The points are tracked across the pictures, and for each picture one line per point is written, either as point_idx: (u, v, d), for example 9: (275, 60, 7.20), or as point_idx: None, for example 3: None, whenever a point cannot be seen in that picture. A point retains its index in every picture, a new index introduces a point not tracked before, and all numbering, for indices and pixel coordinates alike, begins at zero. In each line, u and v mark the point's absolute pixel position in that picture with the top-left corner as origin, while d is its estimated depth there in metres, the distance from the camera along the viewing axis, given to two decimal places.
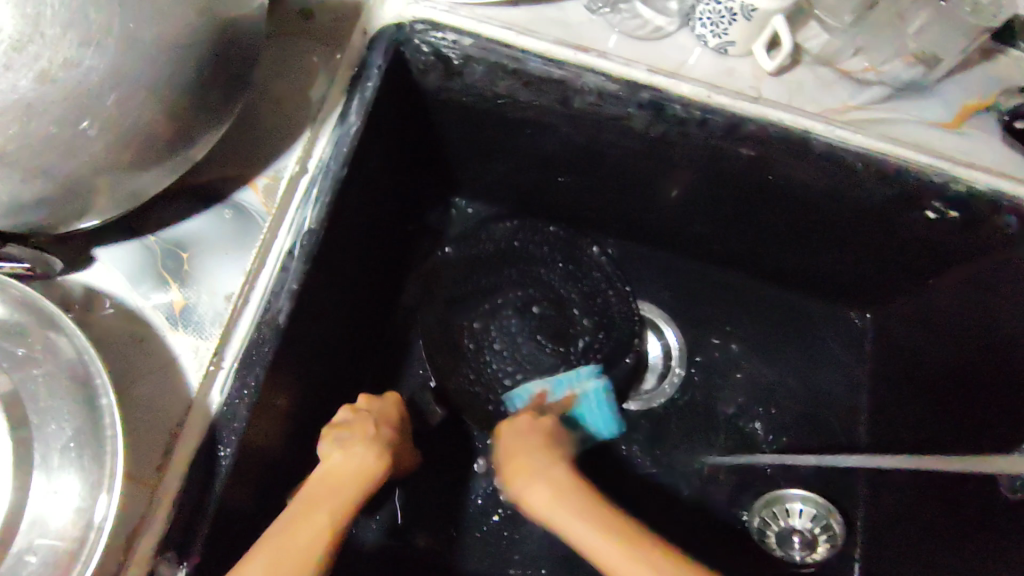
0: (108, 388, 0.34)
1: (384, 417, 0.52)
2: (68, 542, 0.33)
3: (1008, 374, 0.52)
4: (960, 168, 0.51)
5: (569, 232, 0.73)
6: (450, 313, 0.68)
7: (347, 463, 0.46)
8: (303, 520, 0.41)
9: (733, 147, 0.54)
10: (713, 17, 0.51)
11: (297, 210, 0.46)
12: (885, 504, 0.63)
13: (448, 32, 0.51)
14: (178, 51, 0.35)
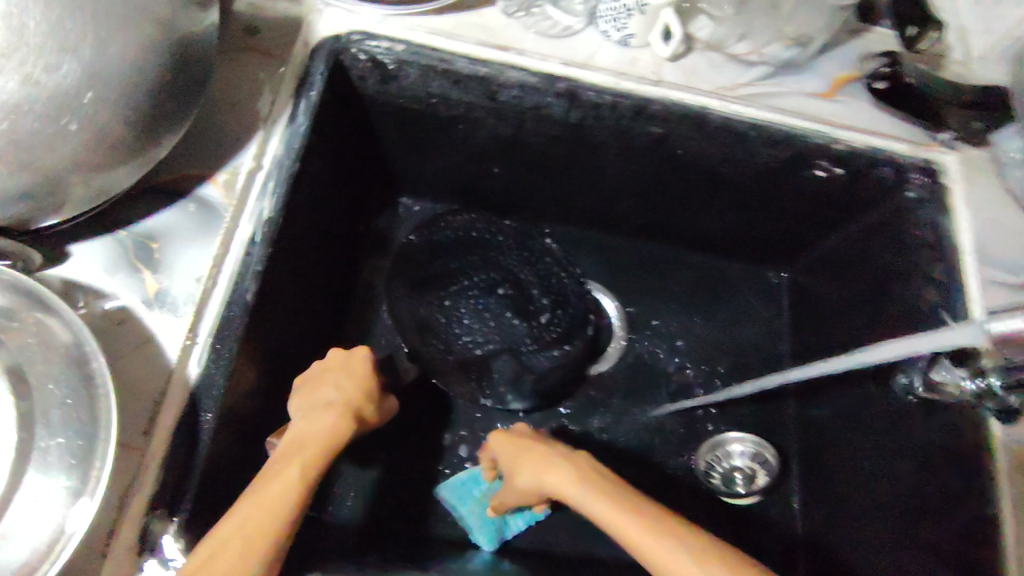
0: (97, 353, 0.41)
1: (350, 370, 0.52)
2: (70, 486, 0.39)
3: (892, 300, 0.65)
4: (839, 131, 0.63)
5: (521, 224, 0.76)
6: (420, 293, 0.71)
7: (319, 421, 0.48)
8: (276, 468, 0.44)
9: (641, 127, 0.63)
10: (614, 15, 0.61)
11: (256, 201, 0.53)
12: (822, 432, 0.74)
13: (382, 40, 0.58)
14: (140, 58, 0.41)
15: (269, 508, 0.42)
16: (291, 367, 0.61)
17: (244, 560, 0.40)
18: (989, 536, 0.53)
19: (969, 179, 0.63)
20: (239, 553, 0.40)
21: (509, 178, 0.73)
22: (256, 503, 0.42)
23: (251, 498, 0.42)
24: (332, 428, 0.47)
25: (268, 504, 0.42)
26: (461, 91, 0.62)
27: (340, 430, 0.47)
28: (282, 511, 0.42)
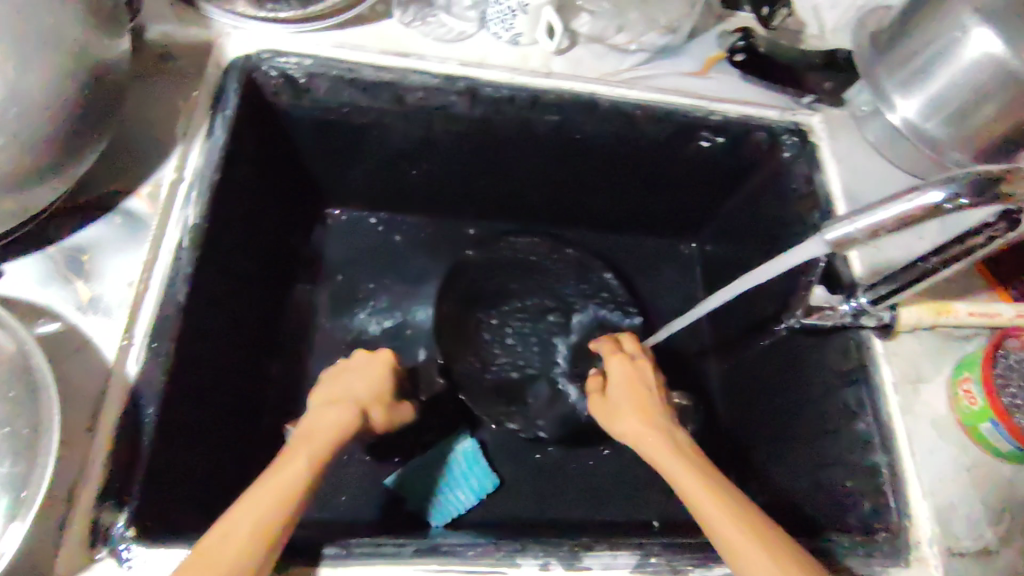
0: (37, 353, 0.44)
1: (365, 371, 0.57)
2: (14, 472, 0.41)
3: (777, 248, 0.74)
4: (714, 104, 0.71)
5: (583, 254, 0.87)
6: (472, 311, 0.84)
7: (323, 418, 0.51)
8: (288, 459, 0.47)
9: (540, 116, 0.69)
10: (500, 17, 0.67)
11: (181, 210, 0.56)
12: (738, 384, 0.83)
13: (290, 56, 0.63)
14: (55, 80, 0.45)
15: (278, 496, 0.44)
16: (232, 370, 0.64)
17: (250, 542, 0.41)
18: (880, 440, 0.60)
19: (833, 136, 0.72)
20: (246, 536, 0.42)
21: (425, 179, 0.79)
22: (268, 492, 0.44)
23: (264, 486, 0.45)
24: (337, 422, 0.51)
25: (279, 494, 0.44)
26: (370, 98, 0.67)
27: (345, 422, 0.51)
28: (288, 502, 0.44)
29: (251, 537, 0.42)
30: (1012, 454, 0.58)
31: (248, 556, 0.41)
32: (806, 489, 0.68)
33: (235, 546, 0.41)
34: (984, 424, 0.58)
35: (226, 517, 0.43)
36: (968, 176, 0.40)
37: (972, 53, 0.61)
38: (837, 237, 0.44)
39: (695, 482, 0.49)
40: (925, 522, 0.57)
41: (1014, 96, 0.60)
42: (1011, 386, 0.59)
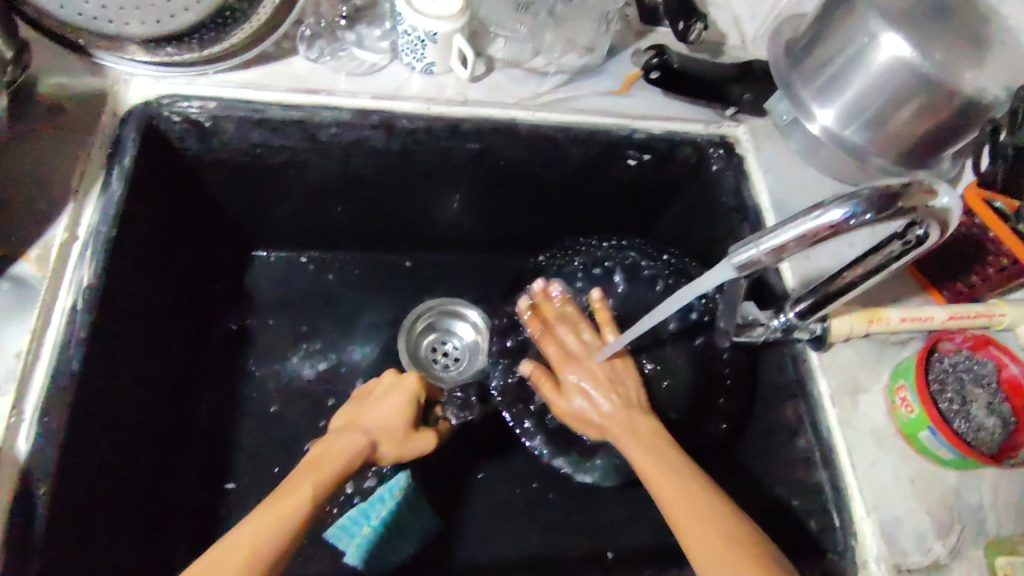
0: None
1: (388, 397, 0.61)
2: None
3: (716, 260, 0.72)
4: (637, 121, 0.70)
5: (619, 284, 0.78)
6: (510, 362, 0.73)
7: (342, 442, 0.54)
8: (291, 484, 0.48)
9: (461, 144, 0.67)
10: (411, 47, 0.65)
11: (74, 271, 0.53)
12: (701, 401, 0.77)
13: (193, 100, 0.61)
14: None
15: (288, 511, 0.46)
16: (143, 430, 0.61)
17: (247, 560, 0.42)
18: (820, 456, 0.58)
19: (758, 145, 0.72)
20: (247, 552, 0.43)
21: (352, 215, 0.76)
22: (270, 514, 0.45)
23: (266, 509, 0.46)
24: (351, 450, 0.54)
25: (282, 516, 0.45)
26: (282, 138, 0.64)
27: (355, 452, 0.54)
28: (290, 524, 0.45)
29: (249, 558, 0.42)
30: (953, 462, 0.56)
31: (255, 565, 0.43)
32: (759, 509, 0.66)
33: (240, 557, 0.42)
34: (923, 432, 0.56)
35: (230, 536, 0.44)
36: (869, 193, 0.39)
37: (882, 58, 0.60)
38: (743, 262, 0.43)
39: (680, 498, 0.51)
40: (871, 538, 0.55)
41: (928, 98, 0.60)
42: (946, 392, 0.58)
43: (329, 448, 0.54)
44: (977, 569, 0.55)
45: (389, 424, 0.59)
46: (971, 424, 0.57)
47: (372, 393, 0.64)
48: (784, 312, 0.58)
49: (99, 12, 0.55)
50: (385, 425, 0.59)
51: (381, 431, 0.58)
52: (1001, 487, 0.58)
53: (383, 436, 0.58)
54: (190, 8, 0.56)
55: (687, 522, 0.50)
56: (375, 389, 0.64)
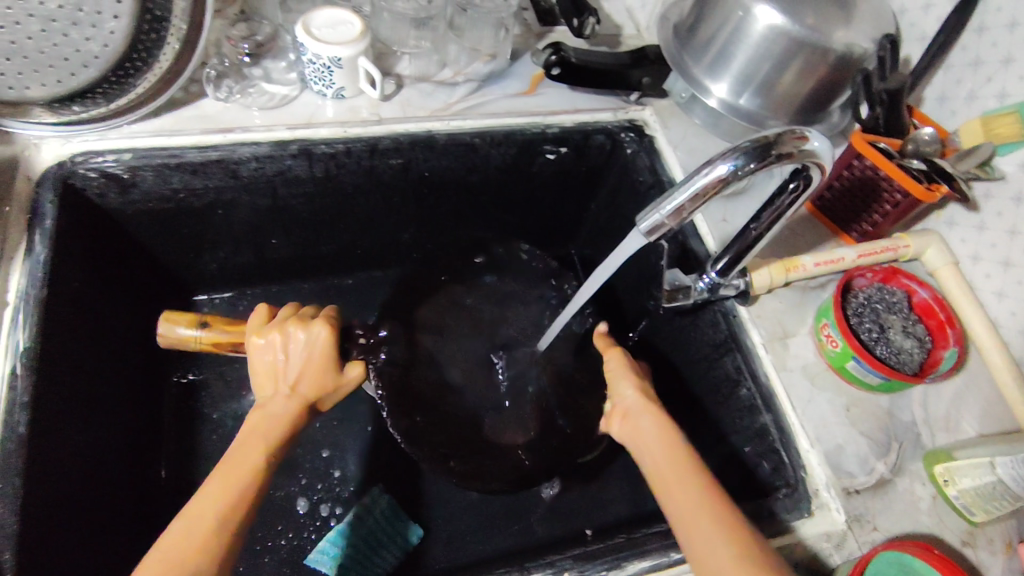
0: None
1: (305, 353, 0.54)
2: None
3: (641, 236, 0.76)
4: (548, 117, 0.73)
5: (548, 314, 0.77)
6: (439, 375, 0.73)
7: (269, 415, 0.50)
8: (240, 448, 0.47)
9: (384, 162, 0.69)
10: (319, 75, 0.67)
11: (9, 336, 0.53)
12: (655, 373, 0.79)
13: (107, 155, 0.61)
14: None
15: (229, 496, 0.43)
16: (104, 491, 0.61)
17: (208, 542, 0.41)
18: (763, 401, 0.62)
19: (664, 124, 0.76)
20: (207, 529, 0.41)
21: (287, 245, 0.77)
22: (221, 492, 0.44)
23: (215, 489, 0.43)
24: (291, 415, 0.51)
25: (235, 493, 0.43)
26: (204, 179, 0.65)
27: (292, 420, 0.51)
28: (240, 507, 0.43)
29: (203, 539, 0.41)
30: (879, 386, 0.61)
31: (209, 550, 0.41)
32: (721, 464, 0.68)
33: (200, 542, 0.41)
34: (849, 362, 0.60)
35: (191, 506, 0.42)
36: (748, 146, 0.43)
37: (759, 29, 0.64)
38: (653, 226, 0.46)
39: (667, 463, 0.49)
40: (819, 468, 0.59)
41: (805, 58, 0.65)
42: (865, 322, 0.62)
43: (272, 417, 0.50)
44: (921, 480, 0.59)
45: (312, 379, 0.53)
46: (891, 348, 0.61)
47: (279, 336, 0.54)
48: (707, 273, 0.63)
49: None
50: (309, 381, 0.53)
51: (309, 385, 0.53)
52: (930, 401, 0.63)
53: (314, 389, 0.53)
54: (89, 64, 0.57)
55: (671, 482, 0.47)
56: (286, 332, 0.54)
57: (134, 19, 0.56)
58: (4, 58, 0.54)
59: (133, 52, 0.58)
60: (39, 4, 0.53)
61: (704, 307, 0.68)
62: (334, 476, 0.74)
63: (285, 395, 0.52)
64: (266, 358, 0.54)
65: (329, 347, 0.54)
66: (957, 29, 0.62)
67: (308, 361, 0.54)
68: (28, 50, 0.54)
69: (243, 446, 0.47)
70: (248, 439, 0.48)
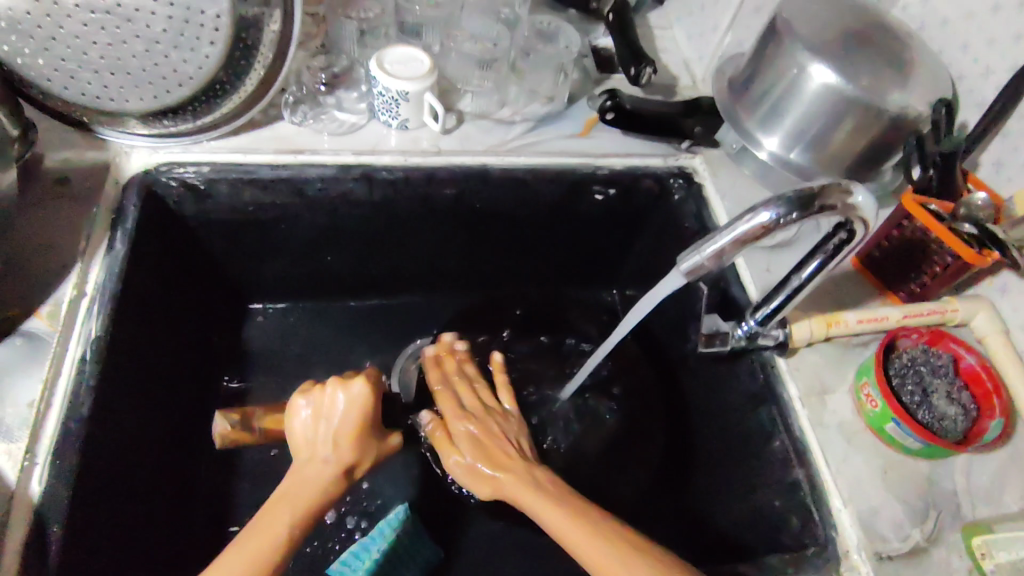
0: None
1: (348, 409, 0.57)
2: None
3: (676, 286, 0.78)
4: (599, 159, 0.76)
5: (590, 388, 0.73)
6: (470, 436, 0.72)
7: (304, 482, 0.53)
8: (268, 515, 0.50)
9: (438, 191, 0.73)
10: (386, 107, 0.71)
11: (82, 325, 0.57)
12: (686, 421, 0.79)
13: (189, 166, 0.67)
14: None
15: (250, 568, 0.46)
16: (150, 481, 0.64)
17: None
18: (796, 455, 0.61)
19: (713, 172, 0.78)
20: None
21: (340, 263, 0.81)
22: (244, 560, 0.46)
23: (236, 558, 0.46)
24: (326, 483, 0.53)
25: (255, 561, 0.46)
26: (272, 195, 0.70)
27: (327, 485, 0.53)
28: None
29: None
30: (920, 451, 0.59)
31: None
32: (745, 516, 0.67)
33: None
34: (888, 424, 0.59)
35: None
36: (789, 197, 0.44)
37: (813, 86, 0.66)
38: (689, 268, 0.47)
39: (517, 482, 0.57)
40: (851, 529, 0.57)
41: (858, 117, 0.66)
42: (906, 385, 0.61)
43: (305, 482, 0.53)
44: (958, 552, 0.56)
45: (357, 443, 0.57)
46: (933, 413, 0.60)
47: (322, 398, 0.58)
48: (745, 321, 0.64)
49: (101, 92, 0.61)
50: (354, 446, 0.56)
51: (353, 451, 0.56)
52: (972, 470, 0.60)
53: (358, 456, 0.56)
54: (183, 84, 0.62)
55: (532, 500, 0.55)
56: (329, 393, 0.58)
57: (228, 46, 0.60)
58: (109, 72, 0.59)
59: (221, 76, 0.63)
60: (146, 27, 0.57)
61: (741, 354, 0.68)
62: (363, 489, 0.75)
63: (324, 458, 0.55)
64: (307, 425, 0.57)
65: (365, 412, 0.58)
66: (1016, 97, 0.61)
67: (349, 424, 0.57)
68: (130, 67, 0.59)
69: (269, 516, 0.50)
70: (277, 507, 0.50)
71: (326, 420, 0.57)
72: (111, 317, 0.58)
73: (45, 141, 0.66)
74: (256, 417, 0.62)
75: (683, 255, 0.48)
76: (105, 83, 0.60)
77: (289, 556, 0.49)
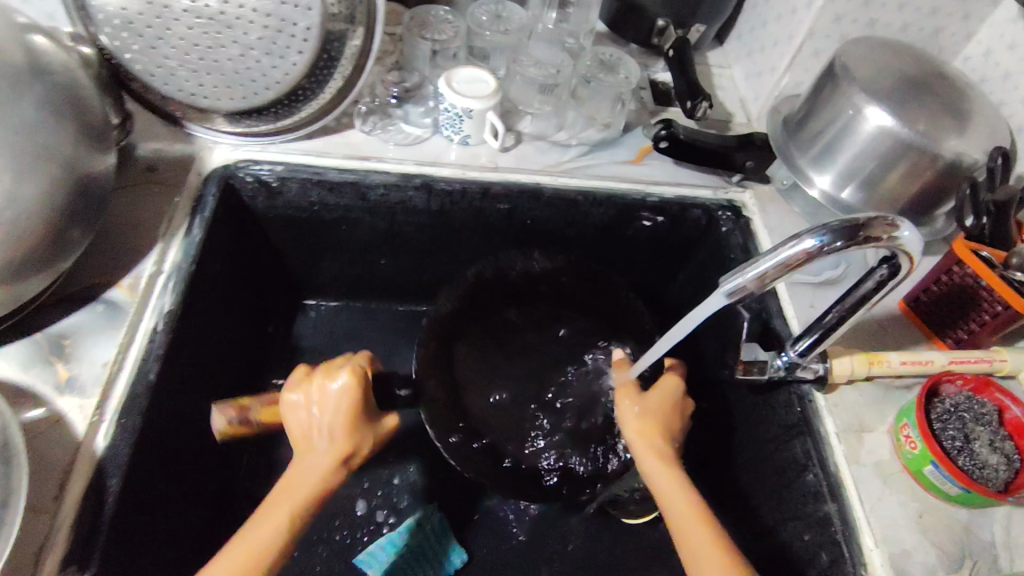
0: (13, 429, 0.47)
1: (333, 403, 0.57)
2: None
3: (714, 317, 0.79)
4: (650, 186, 0.78)
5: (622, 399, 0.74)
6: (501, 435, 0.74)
7: (302, 474, 0.54)
8: (269, 508, 0.51)
9: (492, 205, 0.76)
10: (450, 123, 0.75)
11: (157, 299, 0.62)
12: (718, 450, 0.79)
13: (265, 164, 0.72)
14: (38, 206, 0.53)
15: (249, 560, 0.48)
16: (200, 454, 0.67)
17: None
18: (829, 489, 0.61)
19: (762, 208, 0.79)
20: None
21: (392, 267, 0.85)
22: (243, 554, 0.48)
23: (236, 553, 0.48)
24: (323, 474, 0.54)
25: (254, 553, 0.48)
26: (336, 197, 0.74)
27: (325, 476, 0.55)
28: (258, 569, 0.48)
29: None
30: (958, 497, 0.58)
31: None
32: (771, 549, 0.67)
33: None
34: (926, 466, 0.58)
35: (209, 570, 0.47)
36: (836, 225, 0.46)
37: (868, 128, 0.67)
38: (733, 290, 0.49)
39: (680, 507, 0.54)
40: (881, 570, 0.56)
41: (912, 161, 0.66)
42: (948, 430, 0.60)
43: (303, 472, 0.54)
44: None
45: (347, 433, 0.57)
46: (975, 461, 0.58)
47: (312, 388, 0.58)
48: (786, 352, 0.64)
49: (196, 89, 0.66)
50: (345, 436, 0.57)
51: (344, 441, 0.57)
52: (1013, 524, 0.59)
53: (348, 444, 0.57)
54: (270, 88, 0.67)
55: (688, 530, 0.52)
56: (318, 385, 0.58)
57: (314, 56, 0.65)
58: (206, 72, 0.65)
59: (303, 83, 0.68)
60: (243, 35, 0.62)
61: (779, 387, 0.68)
62: (395, 486, 0.77)
63: (318, 450, 0.56)
64: (301, 419, 0.57)
65: (355, 400, 0.58)
66: None
67: (339, 415, 0.57)
68: (224, 69, 0.65)
69: (269, 507, 0.51)
70: (277, 500, 0.52)
71: (314, 411, 0.57)
72: (183, 294, 0.63)
73: (139, 132, 0.72)
74: (252, 407, 0.59)
75: (729, 275, 0.50)
76: (201, 82, 0.66)
77: (291, 545, 0.51)
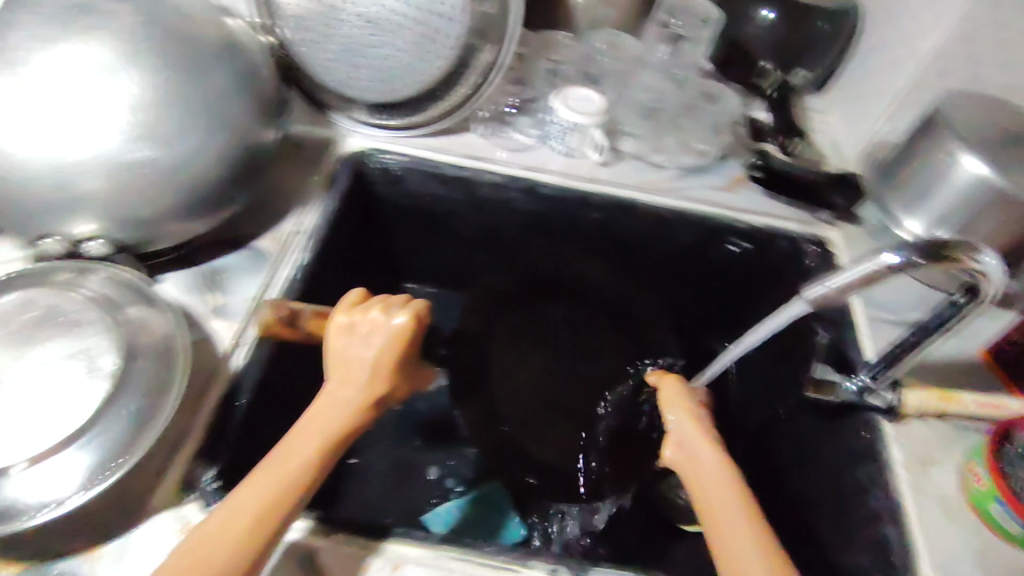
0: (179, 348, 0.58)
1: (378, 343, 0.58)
2: (133, 433, 0.52)
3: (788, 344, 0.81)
4: (738, 213, 0.82)
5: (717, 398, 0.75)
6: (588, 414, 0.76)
7: (331, 409, 0.54)
8: (299, 439, 0.51)
9: (587, 213, 0.83)
10: (559, 135, 0.83)
11: (294, 255, 0.71)
12: (778, 473, 0.81)
13: (392, 154, 0.81)
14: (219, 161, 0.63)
15: (279, 491, 0.47)
16: (303, 400, 0.75)
17: (250, 533, 0.45)
18: (889, 513, 0.62)
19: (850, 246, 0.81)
20: (248, 526, 0.45)
21: (487, 260, 0.93)
22: (272, 482, 0.47)
23: (265, 481, 0.47)
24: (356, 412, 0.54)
25: (283, 483, 0.47)
26: (449, 190, 0.83)
27: (357, 413, 0.54)
28: (286, 501, 0.47)
29: (247, 530, 0.45)
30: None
31: (249, 544, 0.44)
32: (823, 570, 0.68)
33: (238, 534, 0.44)
34: (992, 503, 0.59)
35: (238, 496, 0.46)
36: (919, 245, 0.49)
37: (963, 175, 0.69)
38: (813, 296, 0.54)
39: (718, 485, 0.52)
40: None
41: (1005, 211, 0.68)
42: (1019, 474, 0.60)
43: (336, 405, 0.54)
44: None
45: (386, 372, 0.57)
46: None
47: (363, 319, 0.59)
48: (859, 376, 0.66)
49: (348, 84, 0.77)
50: (383, 375, 0.57)
51: (377, 378, 0.57)
52: None
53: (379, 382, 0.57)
54: (409, 87, 0.77)
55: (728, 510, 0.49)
56: (371, 317, 0.59)
57: (450, 63, 0.74)
58: (360, 71, 0.76)
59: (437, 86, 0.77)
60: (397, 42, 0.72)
61: (848, 415, 0.69)
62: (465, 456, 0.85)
63: (355, 386, 0.56)
64: (347, 344, 0.58)
65: (400, 343, 0.59)
66: None
67: (382, 353, 0.58)
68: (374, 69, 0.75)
69: (300, 439, 0.51)
70: (309, 431, 0.52)
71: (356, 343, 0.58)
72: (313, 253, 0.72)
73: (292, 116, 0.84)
74: (303, 318, 0.61)
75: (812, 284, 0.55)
76: (353, 78, 0.76)
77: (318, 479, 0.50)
